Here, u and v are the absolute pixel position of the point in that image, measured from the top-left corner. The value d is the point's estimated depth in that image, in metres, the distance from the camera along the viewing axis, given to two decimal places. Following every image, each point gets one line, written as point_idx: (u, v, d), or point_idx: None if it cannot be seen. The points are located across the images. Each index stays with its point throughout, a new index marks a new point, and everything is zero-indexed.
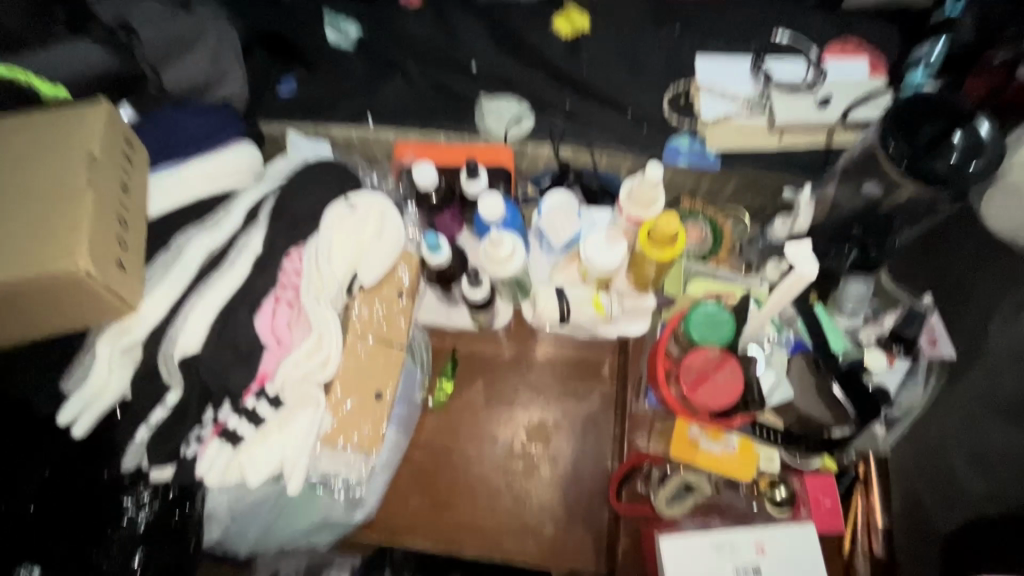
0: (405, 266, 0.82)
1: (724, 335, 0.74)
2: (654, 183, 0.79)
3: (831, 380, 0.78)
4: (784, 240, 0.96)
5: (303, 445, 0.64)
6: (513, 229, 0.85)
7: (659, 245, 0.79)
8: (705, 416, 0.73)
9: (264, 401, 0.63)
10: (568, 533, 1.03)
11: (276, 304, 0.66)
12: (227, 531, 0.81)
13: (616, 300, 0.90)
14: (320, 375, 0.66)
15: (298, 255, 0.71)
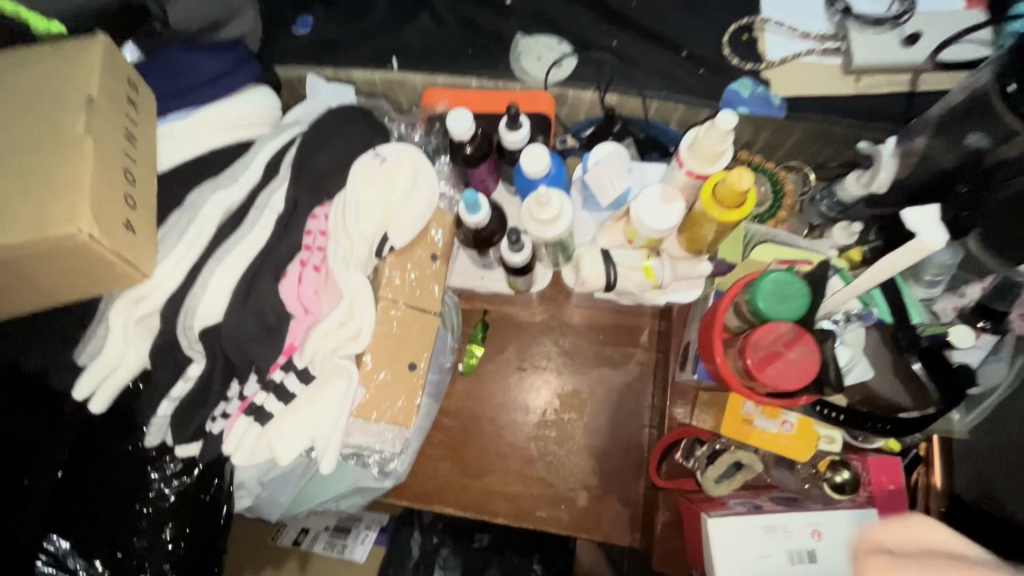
0: (438, 227, 0.76)
1: (796, 307, 0.67)
2: (727, 134, 0.69)
3: (912, 360, 0.70)
4: (857, 198, 0.85)
5: (336, 420, 0.59)
6: (558, 185, 0.76)
7: (726, 204, 0.70)
8: (769, 395, 0.67)
9: (292, 375, 0.58)
10: (602, 504, 1.00)
11: (302, 268, 0.61)
12: (257, 498, 0.79)
13: (667, 266, 0.81)
14: (351, 347, 0.60)
15: (324, 214, 0.65)
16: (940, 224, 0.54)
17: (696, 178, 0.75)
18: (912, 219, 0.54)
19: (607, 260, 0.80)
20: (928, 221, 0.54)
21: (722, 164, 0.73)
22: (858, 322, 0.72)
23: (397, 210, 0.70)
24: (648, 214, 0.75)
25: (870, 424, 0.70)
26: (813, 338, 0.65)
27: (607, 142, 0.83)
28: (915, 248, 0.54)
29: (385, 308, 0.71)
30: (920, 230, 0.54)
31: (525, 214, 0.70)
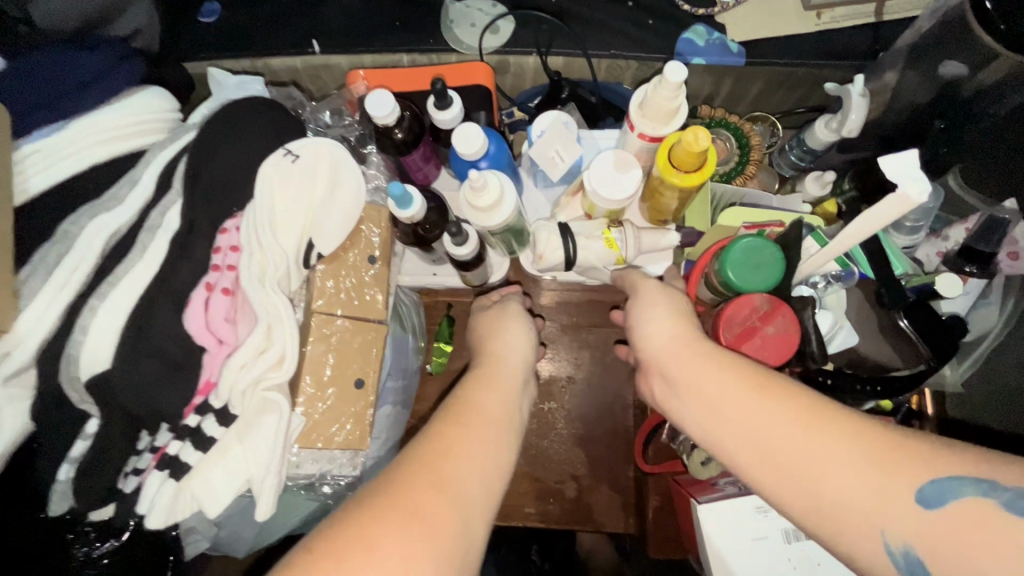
0: (368, 225, 0.67)
1: (769, 276, 0.60)
2: (678, 88, 0.60)
3: (898, 316, 0.64)
4: (827, 144, 0.78)
5: (268, 459, 0.52)
6: (499, 165, 0.69)
7: (685, 168, 0.63)
8: None
9: (209, 416, 0.52)
10: (592, 491, 0.98)
11: (209, 293, 0.53)
12: (216, 539, 0.73)
13: (632, 236, 0.71)
14: (276, 376, 0.53)
15: (236, 226, 0.58)
16: (918, 172, 0.45)
17: (649, 141, 0.68)
18: (889, 172, 0.46)
19: (565, 231, 0.70)
20: (906, 164, 0.46)
21: (677, 122, 0.65)
22: (838, 284, 0.67)
23: (319, 214, 0.62)
24: (602, 186, 0.68)
25: (859, 387, 0.62)
26: (789, 307, 0.60)
27: (549, 110, 0.74)
28: (895, 202, 0.47)
29: (322, 322, 0.64)
30: (898, 181, 0.46)
31: (463, 203, 0.63)
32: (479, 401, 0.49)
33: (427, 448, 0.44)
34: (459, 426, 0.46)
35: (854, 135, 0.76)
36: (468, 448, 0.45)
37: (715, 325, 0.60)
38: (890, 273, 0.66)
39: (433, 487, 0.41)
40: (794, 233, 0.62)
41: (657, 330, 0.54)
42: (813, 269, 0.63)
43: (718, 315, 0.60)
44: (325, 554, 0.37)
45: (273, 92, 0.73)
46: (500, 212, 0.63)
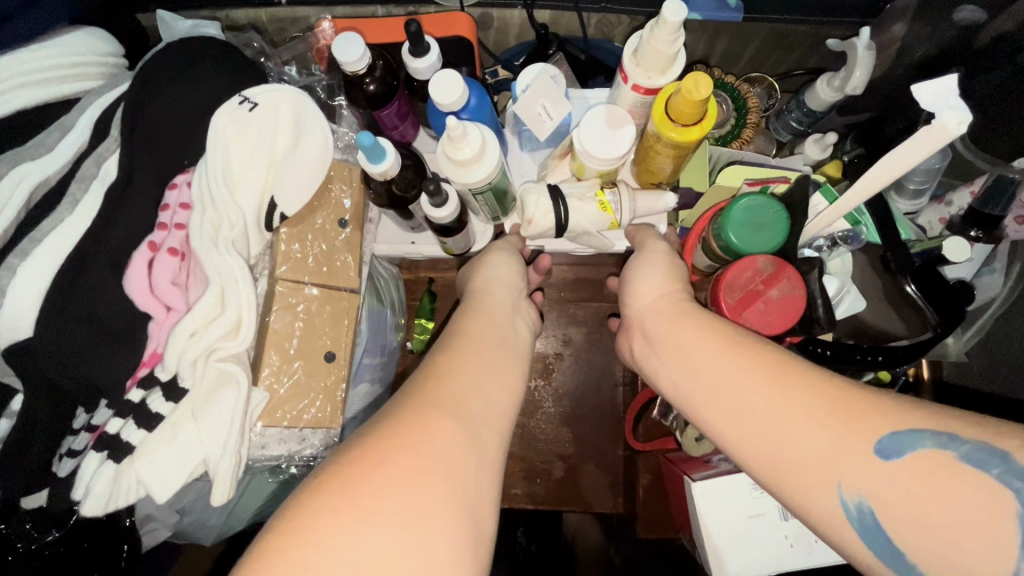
0: (338, 185, 0.62)
1: (772, 237, 0.56)
2: (678, 30, 0.55)
3: (904, 282, 0.60)
4: (828, 103, 0.74)
5: (225, 437, 0.47)
6: (480, 119, 0.63)
7: (683, 121, 0.58)
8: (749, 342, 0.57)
9: (156, 390, 0.47)
10: (580, 471, 0.95)
11: (153, 253, 0.47)
12: (179, 526, 0.68)
13: (627, 197, 0.66)
14: (231, 345, 0.48)
15: (188, 182, 0.52)
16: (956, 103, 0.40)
17: (644, 94, 0.62)
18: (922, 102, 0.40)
19: (556, 195, 0.65)
20: (944, 91, 0.41)
21: (676, 71, 0.60)
22: (844, 247, 0.64)
23: (281, 169, 0.56)
24: (593, 144, 0.62)
25: (859, 358, 0.58)
26: (795, 269, 0.56)
27: (535, 63, 0.67)
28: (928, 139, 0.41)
29: (288, 291, 0.59)
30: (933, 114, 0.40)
31: (441, 157, 0.58)
32: (470, 333, 0.44)
33: (426, 376, 0.40)
34: (455, 353, 0.42)
35: (858, 92, 0.72)
36: (464, 372, 0.40)
37: (714, 290, 0.56)
38: (899, 240, 0.62)
39: (433, 408, 0.37)
40: (800, 190, 0.58)
41: (649, 280, 0.51)
42: (822, 228, 0.59)
43: (717, 278, 0.56)
44: (319, 488, 0.33)
45: (230, 39, 0.66)
46: (481, 165, 0.58)
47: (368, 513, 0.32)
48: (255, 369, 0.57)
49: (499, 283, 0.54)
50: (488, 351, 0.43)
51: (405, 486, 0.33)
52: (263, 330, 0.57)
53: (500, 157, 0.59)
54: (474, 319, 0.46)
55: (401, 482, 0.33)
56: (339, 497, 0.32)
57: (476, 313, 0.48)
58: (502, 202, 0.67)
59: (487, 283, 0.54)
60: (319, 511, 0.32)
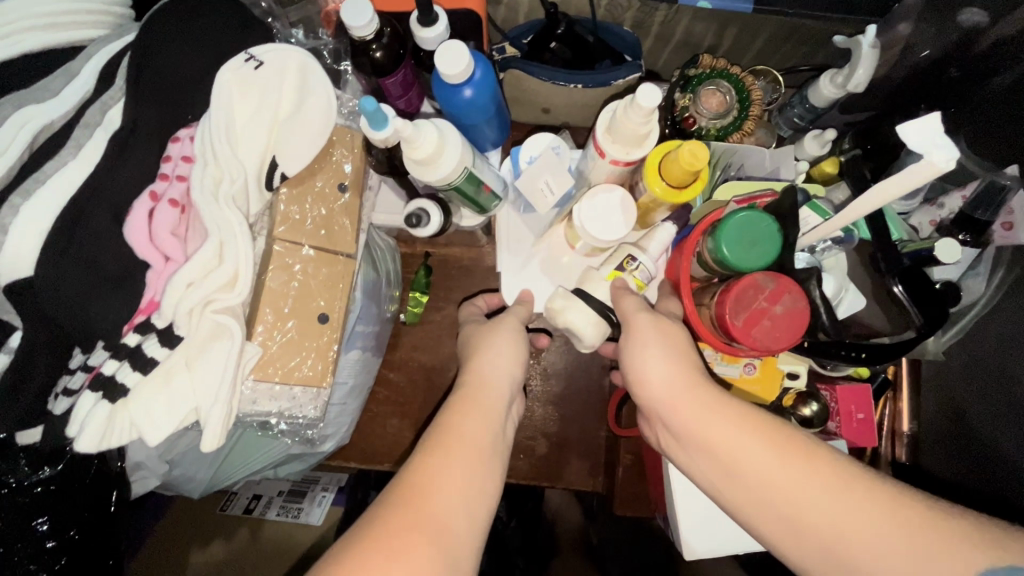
0: (339, 151, 0.63)
1: (766, 252, 0.56)
2: (651, 110, 0.56)
3: (892, 283, 0.61)
4: (830, 100, 0.75)
5: (218, 386, 0.49)
6: (484, 95, 0.64)
7: (670, 180, 0.60)
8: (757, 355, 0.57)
9: (151, 336, 0.47)
10: (563, 450, 0.97)
11: (154, 204, 0.48)
12: (169, 474, 0.70)
13: (649, 262, 0.64)
14: (226, 298, 0.49)
15: (190, 137, 0.52)
16: (943, 140, 0.42)
17: (623, 166, 0.64)
18: (908, 139, 0.42)
19: (589, 302, 0.64)
20: (926, 131, 0.42)
21: (652, 141, 0.61)
22: (837, 248, 0.64)
23: (283, 130, 0.56)
24: (591, 220, 0.65)
25: (841, 353, 0.60)
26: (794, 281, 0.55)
27: (543, 134, 0.73)
28: (919, 171, 0.43)
29: (286, 252, 0.60)
30: (921, 149, 0.42)
31: (414, 151, 0.56)
32: (465, 430, 0.47)
33: (400, 490, 0.43)
34: (436, 461, 0.45)
35: (861, 91, 0.72)
36: (445, 485, 0.43)
37: (719, 312, 0.56)
38: (888, 239, 0.62)
39: (414, 531, 0.41)
40: (789, 200, 0.57)
41: (644, 356, 0.51)
42: (816, 240, 0.60)
43: (723, 297, 0.55)
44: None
45: None
46: (444, 162, 0.58)
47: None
48: (250, 324, 0.58)
49: (498, 371, 0.54)
50: (477, 456, 0.46)
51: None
52: (258, 288, 0.58)
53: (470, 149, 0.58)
54: (466, 413, 0.48)
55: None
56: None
57: (469, 400, 0.50)
58: (481, 195, 0.66)
59: (482, 360, 0.55)
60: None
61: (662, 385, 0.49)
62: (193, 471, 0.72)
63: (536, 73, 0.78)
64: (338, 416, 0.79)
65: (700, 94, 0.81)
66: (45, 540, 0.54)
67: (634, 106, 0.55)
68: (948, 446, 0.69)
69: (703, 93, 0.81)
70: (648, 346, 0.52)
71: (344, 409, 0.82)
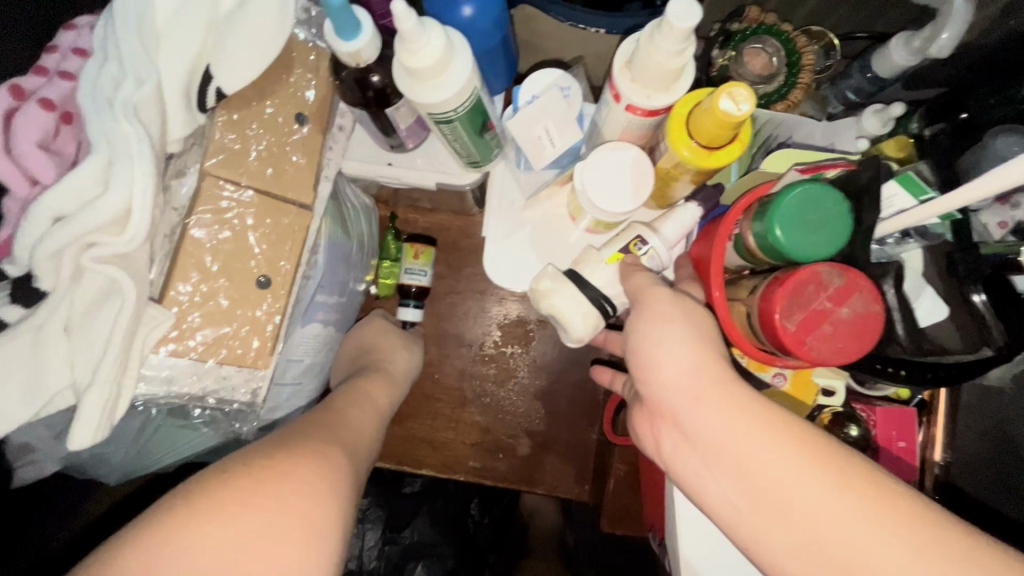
0: (299, 71, 0.49)
1: (829, 239, 0.45)
2: (687, 39, 0.41)
3: (973, 290, 0.50)
4: (895, 69, 0.64)
5: (103, 361, 0.37)
6: (488, 15, 0.50)
7: (703, 141, 0.45)
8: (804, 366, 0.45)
9: (1, 288, 0.34)
10: (547, 453, 0.86)
11: (18, 102, 0.35)
12: (72, 459, 0.58)
13: (664, 249, 0.53)
14: (113, 244, 0.35)
15: (95, 26, 0.39)
16: None
17: (642, 116, 0.48)
18: None
19: (586, 290, 0.53)
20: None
21: (683, 87, 0.46)
22: (914, 241, 0.53)
23: (220, 34, 0.43)
24: (596, 188, 0.52)
25: (878, 368, 0.51)
26: (866, 277, 0.43)
27: (552, 68, 0.54)
28: None
29: (222, 193, 0.47)
30: None
31: (394, 64, 0.43)
32: (342, 423, 0.48)
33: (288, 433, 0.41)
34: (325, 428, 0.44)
35: (942, 57, 0.60)
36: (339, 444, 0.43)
37: (763, 310, 0.43)
38: (972, 240, 0.51)
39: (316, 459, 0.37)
40: (867, 175, 0.46)
41: (663, 343, 0.41)
42: (905, 226, 0.46)
43: (771, 288, 0.43)
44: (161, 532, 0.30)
45: None
46: (441, 83, 0.43)
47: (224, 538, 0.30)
48: (166, 283, 0.45)
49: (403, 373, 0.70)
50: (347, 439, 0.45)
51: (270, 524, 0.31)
52: (180, 236, 0.45)
53: (471, 74, 0.44)
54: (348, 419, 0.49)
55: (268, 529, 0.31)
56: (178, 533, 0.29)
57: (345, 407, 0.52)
58: (479, 139, 0.53)
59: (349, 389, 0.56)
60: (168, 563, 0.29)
61: (676, 377, 0.39)
62: (104, 455, 0.60)
63: (551, 10, 0.62)
64: (290, 397, 0.67)
65: (744, 53, 0.68)
66: None
67: (665, 28, 0.40)
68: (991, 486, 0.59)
69: (746, 52, 0.68)
70: (657, 325, 0.42)
71: (298, 392, 0.69)
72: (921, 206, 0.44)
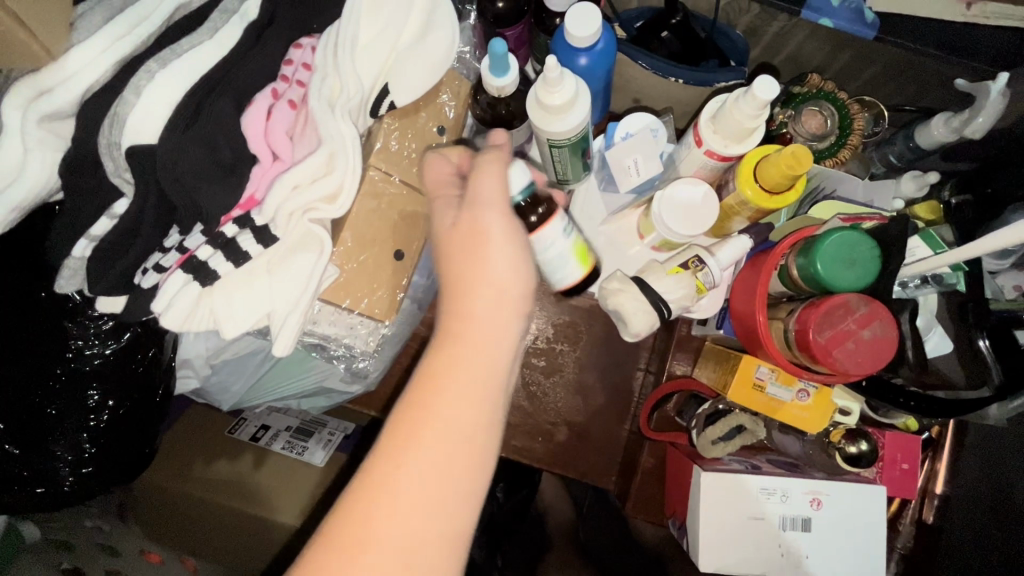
0: (446, 92, 0.62)
1: (860, 276, 0.55)
2: (765, 107, 0.52)
3: (979, 336, 0.60)
4: (935, 145, 0.73)
5: (298, 296, 0.49)
6: (601, 64, 0.62)
7: (765, 185, 0.56)
8: (828, 377, 0.56)
9: (248, 232, 0.47)
10: (581, 442, 0.96)
11: (274, 101, 0.47)
12: (207, 380, 0.71)
13: (719, 270, 0.64)
14: (327, 210, 0.48)
15: (312, 46, 0.51)
16: None
17: (717, 160, 0.60)
18: None
19: (650, 296, 0.64)
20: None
21: (754, 142, 0.57)
22: (931, 287, 0.62)
23: (400, 59, 0.55)
24: (669, 212, 0.63)
25: (895, 400, 0.60)
26: (886, 309, 0.54)
27: (644, 113, 0.67)
28: None
29: (378, 179, 0.58)
30: None
31: (531, 100, 0.55)
32: (470, 270, 0.45)
33: (416, 378, 0.43)
34: (449, 353, 0.43)
35: (975, 138, 0.69)
36: (465, 341, 0.44)
37: (802, 325, 0.54)
38: (983, 295, 0.60)
39: (425, 473, 0.40)
40: (896, 229, 0.56)
41: None
42: (919, 272, 0.57)
43: (807, 310, 0.54)
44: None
45: None
46: (565, 117, 0.55)
47: (375, 551, 0.38)
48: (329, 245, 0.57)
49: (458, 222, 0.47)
50: (480, 347, 0.43)
51: (410, 531, 0.39)
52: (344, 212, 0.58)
53: (587, 113, 0.56)
54: (468, 296, 0.45)
55: (412, 530, 0.39)
56: (339, 560, 0.38)
57: (456, 253, 0.46)
58: (578, 161, 0.65)
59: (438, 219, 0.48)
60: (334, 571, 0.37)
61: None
62: (229, 381, 0.72)
63: (638, 59, 0.75)
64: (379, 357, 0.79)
65: (802, 113, 0.77)
66: (94, 414, 0.55)
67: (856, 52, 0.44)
68: (980, 512, 0.69)
69: (804, 112, 0.77)
70: None
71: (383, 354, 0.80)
72: (936, 257, 0.54)
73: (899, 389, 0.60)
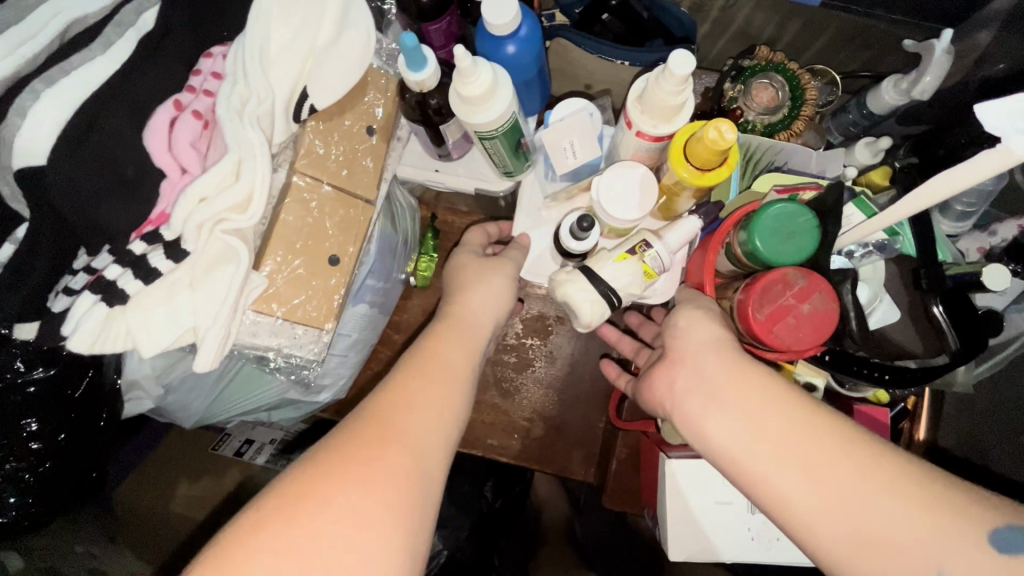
0: (373, 93, 0.62)
1: (801, 247, 0.54)
2: (685, 81, 0.51)
3: (932, 302, 0.57)
4: (886, 110, 0.71)
5: (218, 310, 0.48)
6: (529, 51, 0.60)
7: (698, 163, 0.55)
8: (776, 356, 0.54)
9: (158, 248, 0.46)
10: (558, 436, 0.95)
11: (177, 113, 0.46)
12: (162, 400, 0.71)
13: (669, 252, 0.61)
14: (239, 220, 0.48)
15: (223, 54, 0.50)
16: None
17: (649, 141, 0.58)
18: (987, 117, 0.39)
19: (599, 283, 0.60)
20: (1008, 114, 0.39)
21: (683, 119, 0.56)
22: (877, 255, 0.60)
23: (317, 60, 0.54)
24: (608, 196, 0.61)
25: (855, 371, 0.58)
26: (827, 281, 0.53)
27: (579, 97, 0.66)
28: (995, 158, 0.41)
29: (306, 186, 0.58)
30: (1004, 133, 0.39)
31: (451, 94, 0.54)
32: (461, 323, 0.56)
33: (418, 356, 0.50)
34: (429, 364, 0.49)
35: (923, 99, 0.67)
36: (442, 363, 0.50)
37: (742, 304, 0.53)
38: (935, 258, 0.58)
39: (369, 470, 0.40)
40: (832, 197, 0.55)
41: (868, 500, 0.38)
42: (857, 240, 0.56)
43: (747, 288, 0.53)
44: (284, 504, 0.37)
45: None
46: (487, 108, 0.54)
47: (309, 530, 0.37)
48: (260, 255, 0.56)
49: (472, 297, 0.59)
50: (461, 337, 0.53)
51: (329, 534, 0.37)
52: (273, 221, 0.56)
53: (511, 103, 0.55)
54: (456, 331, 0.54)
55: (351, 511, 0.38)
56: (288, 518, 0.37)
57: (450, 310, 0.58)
58: (514, 153, 0.64)
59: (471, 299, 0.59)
60: (265, 537, 0.36)
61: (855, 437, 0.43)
62: (187, 400, 0.72)
63: (580, 44, 0.73)
64: (340, 364, 0.78)
65: (752, 86, 0.73)
66: (29, 441, 0.55)
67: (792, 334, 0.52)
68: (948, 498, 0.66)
69: (755, 86, 0.73)
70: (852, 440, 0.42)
71: (344, 362, 0.79)
72: (868, 223, 0.54)
73: (858, 360, 0.58)
